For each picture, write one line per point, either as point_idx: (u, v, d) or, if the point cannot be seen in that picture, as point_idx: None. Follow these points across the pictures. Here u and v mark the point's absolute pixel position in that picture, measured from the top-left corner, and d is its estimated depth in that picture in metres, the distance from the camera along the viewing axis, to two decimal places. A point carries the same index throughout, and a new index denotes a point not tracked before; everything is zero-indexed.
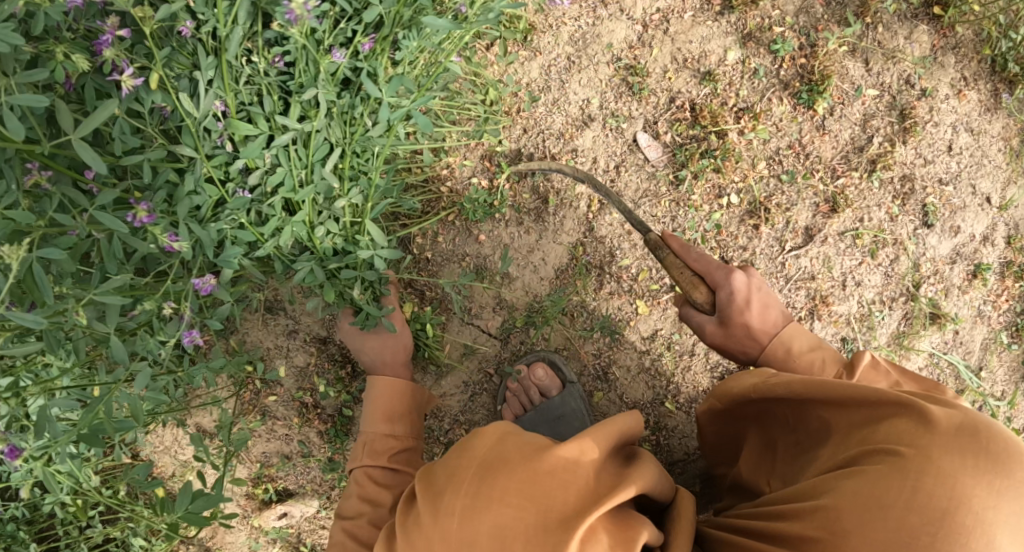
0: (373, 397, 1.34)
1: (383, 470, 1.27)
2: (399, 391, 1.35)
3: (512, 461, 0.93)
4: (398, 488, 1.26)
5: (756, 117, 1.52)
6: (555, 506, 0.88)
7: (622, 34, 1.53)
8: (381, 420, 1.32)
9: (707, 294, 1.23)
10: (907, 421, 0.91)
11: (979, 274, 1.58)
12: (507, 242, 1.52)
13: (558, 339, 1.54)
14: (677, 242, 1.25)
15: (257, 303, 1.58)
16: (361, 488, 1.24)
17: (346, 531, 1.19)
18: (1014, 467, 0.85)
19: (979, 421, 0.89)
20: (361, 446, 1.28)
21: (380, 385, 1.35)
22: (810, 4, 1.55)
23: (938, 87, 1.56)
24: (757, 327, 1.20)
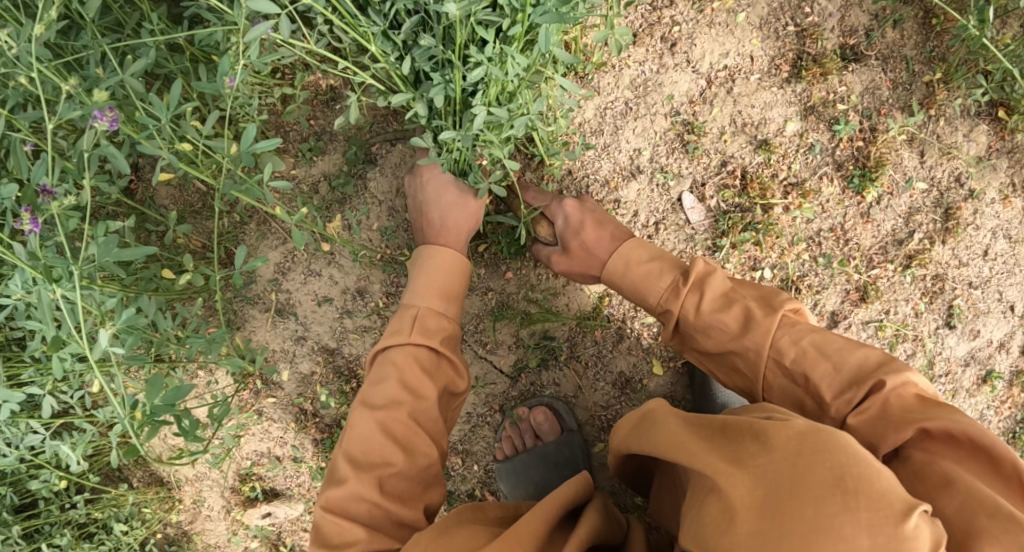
0: (427, 269, 1.31)
1: (431, 353, 1.23)
2: (457, 270, 1.33)
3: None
4: (438, 377, 1.23)
5: (805, 195, 1.48)
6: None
7: (685, 86, 1.47)
8: (434, 297, 1.29)
9: (550, 227, 1.39)
10: (710, 509, 0.84)
11: (989, 380, 1.59)
12: (532, 282, 1.49)
13: (569, 387, 1.52)
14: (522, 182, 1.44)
15: (267, 304, 1.55)
16: (402, 368, 1.20)
17: (381, 425, 1.15)
18: (830, 542, 0.76)
19: (789, 483, 0.81)
20: (412, 320, 1.24)
21: (440, 256, 1.32)
22: (877, 86, 1.52)
23: (985, 190, 1.56)
24: (594, 245, 1.33)
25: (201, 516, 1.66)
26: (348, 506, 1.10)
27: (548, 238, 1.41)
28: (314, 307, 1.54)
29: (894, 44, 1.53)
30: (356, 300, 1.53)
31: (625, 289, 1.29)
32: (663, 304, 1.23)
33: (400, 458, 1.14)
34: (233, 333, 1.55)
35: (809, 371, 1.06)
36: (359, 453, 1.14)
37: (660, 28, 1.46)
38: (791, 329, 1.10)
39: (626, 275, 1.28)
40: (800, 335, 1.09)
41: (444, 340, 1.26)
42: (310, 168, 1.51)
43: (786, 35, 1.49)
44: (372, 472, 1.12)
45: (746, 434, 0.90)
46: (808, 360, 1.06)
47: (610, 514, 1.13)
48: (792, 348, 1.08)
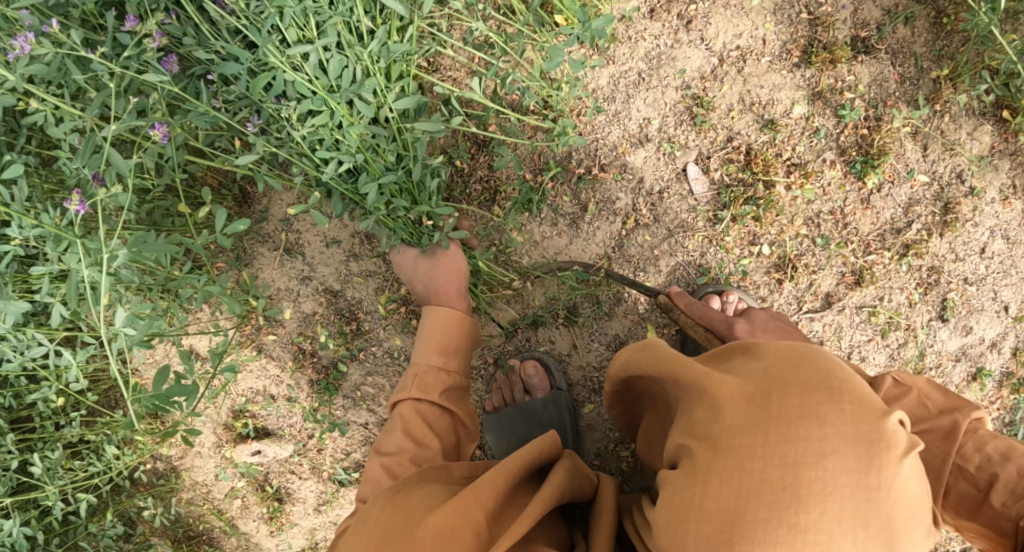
0: (430, 327, 1.33)
1: (434, 406, 1.25)
2: (459, 326, 1.34)
3: (399, 519, 0.96)
4: (444, 427, 1.25)
5: (807, 176, 1.53)
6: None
7: (697, 62, 1.52)
8: (436, 353, 1.30)
9: (721, 344, 1.31)
10: (699, 409, 0.87)
11: (979, 377, 1.62)
12: (535, 240, 1.52)
13: (563, 345, 1.54)
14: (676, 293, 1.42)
15: (277, 243, 1.59)
16: (407, 420, 1.22)
17: (388, 471, 1.18)
18: (814, 425, 0.80)
19: (777, 379, 0.84)
20: (411, 376, 1.27)
21: (438, 314, 1.35)
22: (885, 78, 1.57)
23: (986, 189, 1.59)
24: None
25: (192, 452, 1.68)
26: None
27: (718, 349, 1.32)
28: (322, 249, 1.58)
29: (904, 40, 1.58)
30: (362, 245, 1.57)
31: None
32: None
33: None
34: (241, 269, 1.59)
35: (997, 476, 1.01)
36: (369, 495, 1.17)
37: (677, 4, 1.51)
38: (974, 434, 1.04)
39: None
40: (986, 440, 1.03)
41: (448, 394, 1.27)
42: None
43: (799, 22, 1.55)
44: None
45: (733, 350, 0.93)
46: (995, 465, 1.02)
47: (577, 473, 1.11)
48: (977, 454, 1.03)
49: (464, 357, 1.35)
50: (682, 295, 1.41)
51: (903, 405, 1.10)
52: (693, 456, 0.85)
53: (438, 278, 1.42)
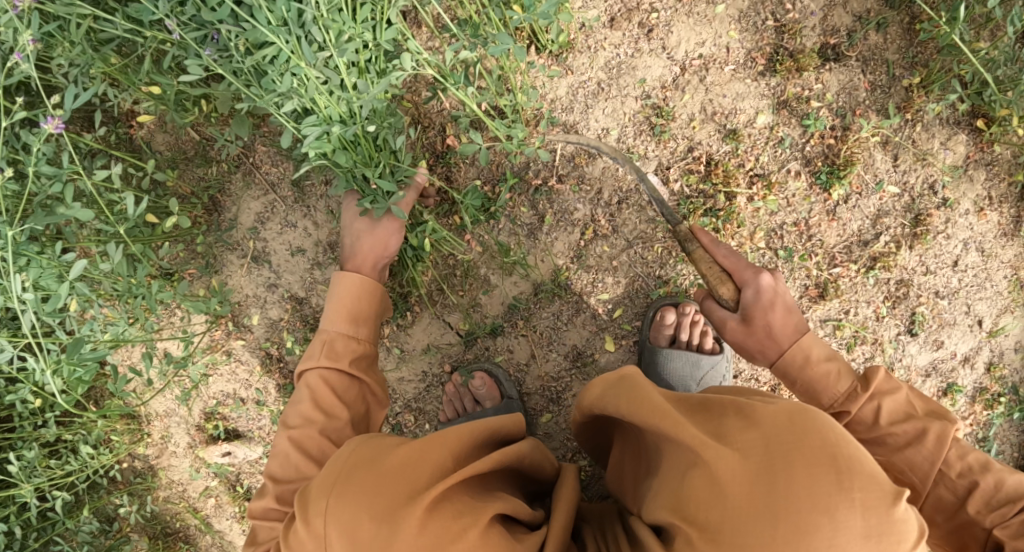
0: (339, 292, 1.35)
1: (342, 374, 1.28)
2: (365, 292, 1.37)
3: (371, 454, 0.99)
4: (351, 395, 1.28)
5: (769, 187, 1.50)
6: (396, 499, 0.92)
7: (658, 71, 1.51)
8: (344, 320, 1.33)
9: (735, 290, 1.23)
10: (697, 485, 0.86)
11: (949, 392, 1.59)
12: (493, 250, 1.54)
13: (522, 355, 1.55)
14: (706, 237, 1.25)
15: (245, 250, 1.63)
16: (315, 390, 1.25)
17: (295, 444, 1.20)
18: (825, 517, 0.80)
19: (782, 457, 0.83)
20: (321, 345, 1.29)
21: (348, 280, 1.37)
22: (854, 86, 1.53)
23: (959, 201, 1.55)
24: (779, 328, 1.18)
25: (167, 452, 1.73)
26: (267, 513, 1.14)
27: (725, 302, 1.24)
28: (287, 256, 1.61)
29: (876, 46, 1.54)
30: (325, 252, 1.60)
31: (800, 386, 1.17)
32: (839, 406, 1.13)
33: (319, 472, 1.18)
34: (211, 276, 1.64)
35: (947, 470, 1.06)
36: (278, 471, 1.18)
37: (638, 13, 1.50)
38: (958, 443, 1.07)
39: (803, 370, 1.16)
40: (968, 450, 1.06)
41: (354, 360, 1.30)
42: None
43: (764, 29, 1.52)
44: (288, 487, 1.16)
45: (728, 409, 0.92)
46: (975, 475, 1.04)
47: (539, 451, 1.16)
48: (960, 462, 1.06)
49: (372, 325, 1.38)
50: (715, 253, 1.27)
51: (894, 402, 1.11)
52: (693, 537, 0.85)
53: (363, 244, 1.42)
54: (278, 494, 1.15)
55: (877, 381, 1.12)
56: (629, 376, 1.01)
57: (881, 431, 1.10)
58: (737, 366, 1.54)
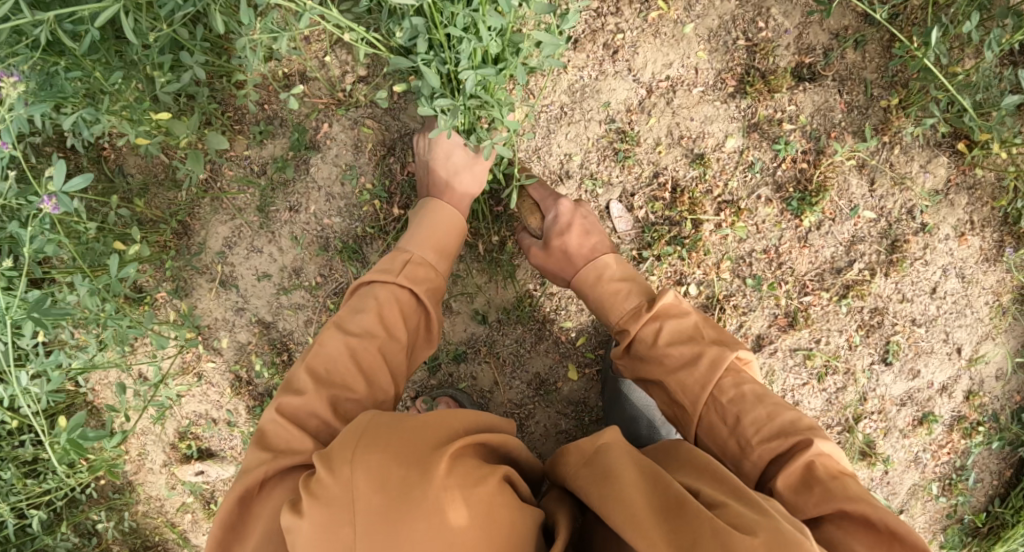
0: (424, 220, 1.35)
1: (411, 297, 1.25)
2: (454, 228, 1.37)
3: (393, 420, 0.99)
4: (412, 326, 1.25)
5: (737, 213, 1.46)
6: (423, 448, 0.95)
7: (623, 94, 1.47)
8: (428, 249, 1.32)
9: (540, 221, 1.39)
10: None
11: (926, 422, 1.53)
12: (456, 277, 1.52)
13: (486, 381, 1.54)
14: (533, 185, 1.42)
15: (213, 274, 1.63)
16: (382, 303, 1.22)
17: (351, 349, 1.16)
18: None
19: None
20: (402, 264, 1.27)
21: (439, 211, 1.37)
22: (830, 107, 1.48)
23: (939, 226, 1.49)
24: (576, 250, 1.31)
25: (144, 468, 1.76)
26: (302, 415, 1.08)
27: (535, 231, 1.40)
28: (253, 281, 1.62)
29: (854, 65, 1.47)
30: (291, 277, 1.60)
31: (592, 302, 1.28)
32: (624, 325, 1.21)
33: (366, 388, 1.14)
34: (180, 299, 1.64)
35: (742, 413, 1.05)
36: (321, 370, 1.13)
37: (602, 34, 1.46)
38: (735, 372, 1.10)
39: (596, 288, 1.27)
40: (743, 381, 1.09)
41: (430, 289, 1.28)
42: (261, 150, 1.58)
43: (735, 49, 1.47)
44: (331, 390, 1.11)
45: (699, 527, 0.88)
46: (746, 403, 1.06)
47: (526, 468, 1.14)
48: (733, 389, 1.08)
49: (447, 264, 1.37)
50: (538, 187, 1.42)
51: (678, 323, 1.16)
52: None
53: (458, 182, 1.41)
54: (326, 394, 1.10)
55: (665, 302, 1.19)
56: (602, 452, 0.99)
57: (659, 351, 1.15)
58: None
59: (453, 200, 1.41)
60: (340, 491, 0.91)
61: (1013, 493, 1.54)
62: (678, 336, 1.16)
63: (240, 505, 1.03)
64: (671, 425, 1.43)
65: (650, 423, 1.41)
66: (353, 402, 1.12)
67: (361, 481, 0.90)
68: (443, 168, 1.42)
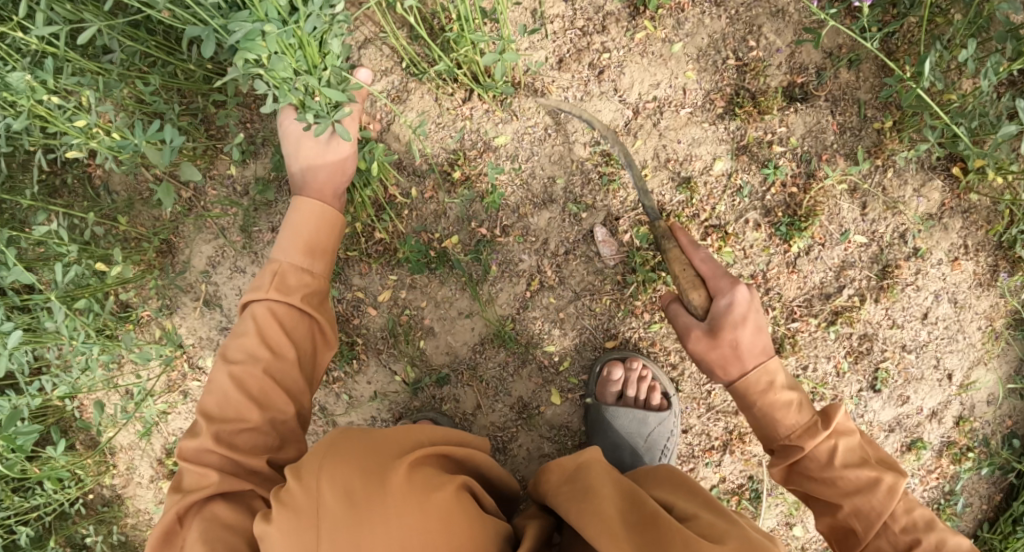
0: (296, 224, 1.25)
1: (289, 308, 1.20)
2: (328, 223, 1.27)
3: (357, 435, 1.03)
4: (299, 336, 1.20)
5: (725, 238, 1.44)
6: (384, 459, 0.98)
7: (609, 115, 1.44)
8: (299, 252, 1.24)
9: (706, 297, 1.25)
10: None
11: (914, 448, 1.51)
12: (438, 300, 1.50)
13: (468, 405, 1.52)
14: (685, 240, 1.29)
15: (197, 293, 1.62)
16: (258, 323, 1.18)
17: (232, 378, 1.14)
18: None
19: None
20: (270, 276, 1.21)
21: (306, 209, 1.26)
22: (822, 129, 1.44)
23: (932, 250, 1.45)
24: (747, 350, 1.21)
25: (133, 482, 1.77)
26: (195, 455, 1.08)
27: (697, 308, 1.26)
28: (238, 301, 1.61)
29: (847, 85, 1.43)
30: None
31: (758, 413, 1.22)
32: (795, 440, 1.19)
33: (254, 414, 1.12)
34: (164, 318, 1.63)
35: (904, 528, 1.12)
36: (210, 406, 1.12)
37: (588, 54, 1.43)
38: (905, 499, 1.15)
39: (763, 397, 1.21)
40: (913, 507, 1.14)
41: (306, 296, 1.22)
42: (243, 169, 1.56)
43: (725, 69, 1.43)
44: (216, 426, 1.11)
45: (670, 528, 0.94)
46: (914, 524, 1.12)
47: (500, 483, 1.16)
48: (905, 517, 1.13)
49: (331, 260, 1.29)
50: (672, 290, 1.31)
51: (850, 442, 1.18)
52: None
53: (318, 172, 1.33)
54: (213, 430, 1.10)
55: (835, 421, 1.18)
56: (584, 464, 1.04)
57: (833, 472, 1.16)
58: (685, 421, 1.50)
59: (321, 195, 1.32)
60: (306, 501, 0.93)
61: (1001, 519, 1.51)
62: (847, 458, 1.17)
63: (166, 541, 1.05)
64: (655, 453, 1.46)
65: (633, 451, 1.44)
66: (242, 432, 1.11)
67: (327, 490, 0.93)
68: (308, 147, 1.35)
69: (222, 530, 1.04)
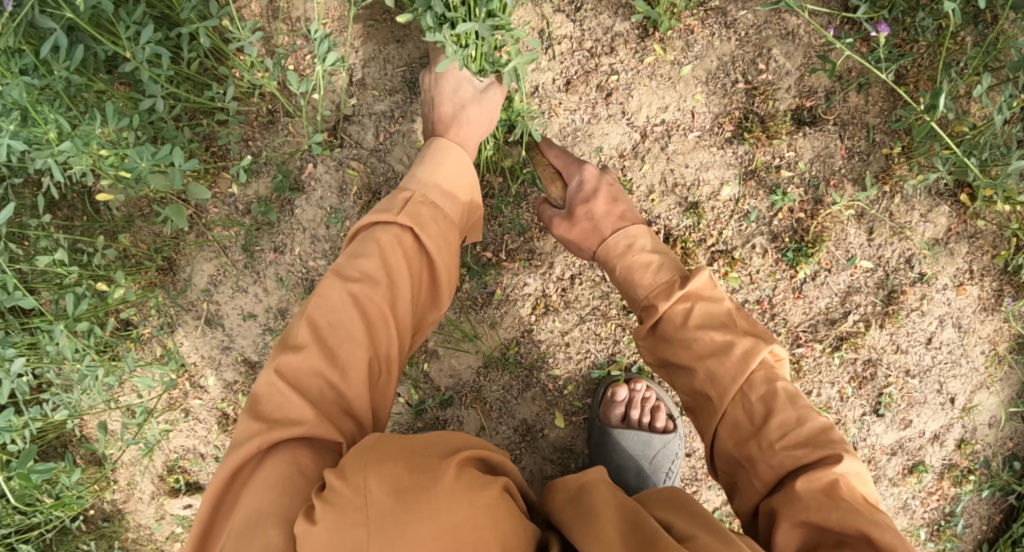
0: (432, 161, 1.25)
1: (418, 241, 1.17)
2: (460, 164, 1.25)
3: (393, 438, 0.98)
4: (420, 271, 1.17)
5: (731, 264, 1.43)
6: (430, 457, 0.94)
7: (616, 139, 1.42)
8: (433, 186, 1.22)
9: (563, 189, 1.30)
10: None
11: (915, 471, 1.52)
12: (443, 323, 1.48)
13: (472, 427, 1.52)
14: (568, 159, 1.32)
15: (199, 312, 1.60)
16: (387, 247, 1.14)
17: (353, 298, 1.10)
18: None
19: None
20: (403, 203, 1.18)
21: (447, 151, 1.26)
22: (830, 154, 1.43)
23: (937, 275, 1.45)
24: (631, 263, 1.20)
25: (134, 497, 1.76)
26: (297, 377, 1.04)
27: (557, 201, 1.31)
28: (239, 320, 1.59)
29: (856, 109, 1.42)
30: (277, 318, 1.57)
31: (614, 273, 1.22)
32: (649, 301, 1.16)
33: (368, 343, 1.08)
34: (165, 336, 1.62)
35: (770, 413, 1.01)
36: (322, 323, 1.08)
37: (596, 76, 1.41)
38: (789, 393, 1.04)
39: (621, 259, 1.21)
40: (776, 378, 1.05)
41: (437, 239, 1.18)
42: (245, 188, 1.54)
43: (734, 92, 1.41)
44: (330, 348, 1.06)
45: None
46: (775, 403, 1.02)
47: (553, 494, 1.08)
48: (763, 385, 1.04)
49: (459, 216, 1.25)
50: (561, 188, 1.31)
51: (713, 316, 1.10)
52: None
53: (467, 117, 1.28)
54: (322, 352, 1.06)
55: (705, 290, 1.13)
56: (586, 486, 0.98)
57: (688, 333, 1.10)
58: (688, 444, 1.50)
59: (461, 138, 1.29)
60: (353, 497, 0.89)
61: (1000, 540, 1.53)
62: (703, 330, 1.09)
63: (232, 483, 0.98)
64: (660, 475, 1.45)
65: (639, 471, 1.43)
66: (355, 357, 1.07)
67: (374, 485, 0.89)
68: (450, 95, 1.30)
69: (295, 472, 0.97)
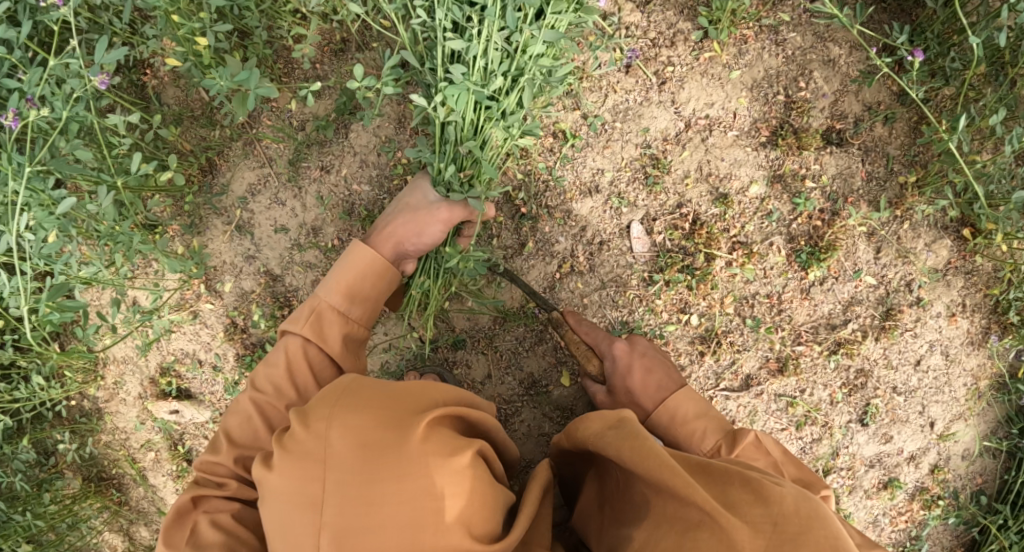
0: (344, 266, 1.31)
1: (322, 356, 1.28)
2: (371, 272, 1.32)
3: (366, 388, 1.04)
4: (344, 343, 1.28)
5: (749, 255, 1.53)
6: (401, 414, 1.00)
7: (663, 124, 1.54)
8: (342, 295, 1.30)
9: (599, 364, 1.39)
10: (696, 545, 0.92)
11: (889, 487, 1.58)
12: (472, 265, 1.55)
13: (478, 372, 1.57)
14: (573, 318, 1.44)
15: (230, 219, 1.64)
16: (292, 357, 1.25)
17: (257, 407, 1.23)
18: None
19: (793, 537, 0.88)
20: (308, 313, 1.27)
21: (358, 257, 1.31)
22: (851, 173, 1.54)
23: (933, 302, 1.55)
24: (638, 389, 1.32)
25: (117, 398, 1.76)
26: (216, 465, 1.19)
27: (597, 375, 1.41)
28: (270, 233, 1.63)
29: (880, 139, 1.54)
30: (308, 235, 1.62)
31: (667, 440, 1.28)
32: None
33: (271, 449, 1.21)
34: (192, 236, 1.64)
35: None
36: (236, 430, 1.22)
37: (654, 64, 1.54)
38: None
39: (670, 430, 1.28)
40: None
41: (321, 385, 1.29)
42: (304, 106, 1.61)
43: (774, 102, 1.54)
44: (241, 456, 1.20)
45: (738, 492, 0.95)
46: None
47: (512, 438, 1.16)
48: None
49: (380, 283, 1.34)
50: (573, 311, 1.45)
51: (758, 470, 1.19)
52: None
53: (400, 220, 1.40)
54: (252, 398, 1.23)
55: (741, 449, 1.21)
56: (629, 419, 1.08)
57: None
58: None
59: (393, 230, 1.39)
60: (315, 446, 0.97)
61: None
62: None
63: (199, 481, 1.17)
64: None
65: None
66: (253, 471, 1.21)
67: (336, 436, 0.97)
68: (420, 197, 1.41)
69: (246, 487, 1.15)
